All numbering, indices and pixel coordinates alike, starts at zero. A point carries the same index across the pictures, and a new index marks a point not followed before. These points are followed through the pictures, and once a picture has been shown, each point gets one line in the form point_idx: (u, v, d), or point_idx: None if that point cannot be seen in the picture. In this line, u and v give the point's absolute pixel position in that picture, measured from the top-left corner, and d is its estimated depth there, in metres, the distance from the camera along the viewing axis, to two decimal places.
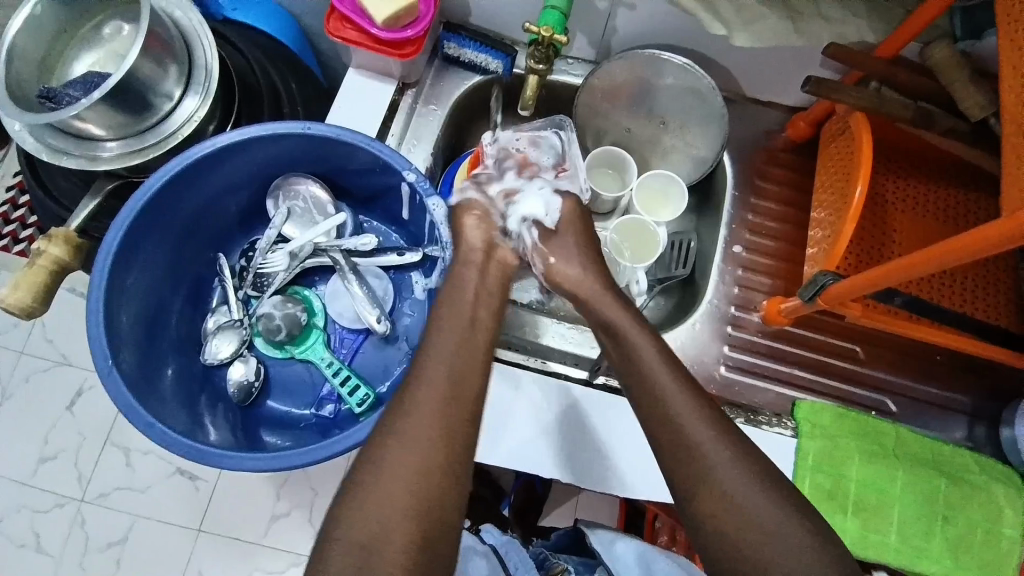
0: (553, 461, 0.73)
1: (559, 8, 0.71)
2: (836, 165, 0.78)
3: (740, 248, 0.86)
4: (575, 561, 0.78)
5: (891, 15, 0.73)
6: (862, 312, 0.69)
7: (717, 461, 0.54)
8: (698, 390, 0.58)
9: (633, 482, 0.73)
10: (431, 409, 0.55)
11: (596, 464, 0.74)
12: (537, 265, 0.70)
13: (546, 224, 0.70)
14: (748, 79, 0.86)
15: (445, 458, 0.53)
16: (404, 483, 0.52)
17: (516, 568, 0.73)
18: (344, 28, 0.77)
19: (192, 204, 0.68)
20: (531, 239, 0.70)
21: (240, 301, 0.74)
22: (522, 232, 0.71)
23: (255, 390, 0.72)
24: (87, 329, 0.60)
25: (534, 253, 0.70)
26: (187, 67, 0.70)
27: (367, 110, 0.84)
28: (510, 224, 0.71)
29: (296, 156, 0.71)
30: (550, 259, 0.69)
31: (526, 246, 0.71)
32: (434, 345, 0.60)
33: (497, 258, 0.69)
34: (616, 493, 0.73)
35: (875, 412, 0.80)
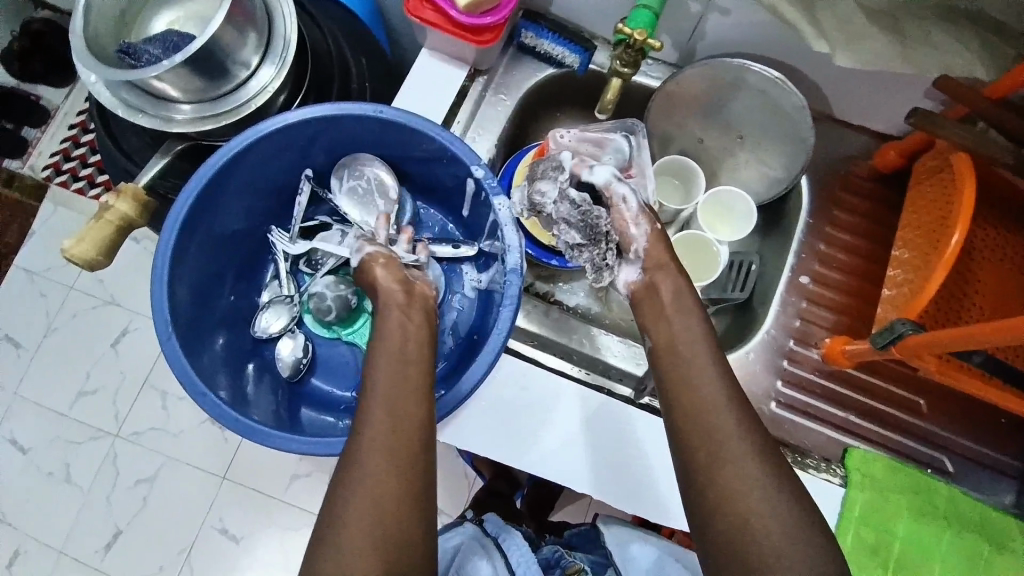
0: (591, 477, 0.70)
1: (651, 8, 0.67)
2: (929, 205, 0.73)
3: (807, 278, 0.81)
4: (591, 559, 0.77)
5: (1006, 51, 0.66)
6: (940, 370, 0.65)
7: (749, 513, 0.50)
8: (734, 435, 0.53)
9: (671, 509, 0.70)
10: (389, 410, 0.51)
11: (635, 485, 0.71)
12: (641, 228, 0.68)
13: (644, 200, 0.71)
14: (837, 100, 0.80)
15: (422, 464, 0.50)
16: (373, 493, 0.47)
17: (518, 563, 0.72)
18: (423, 9, 0.75)
19: (260, 175, 0.68)
20: (635, 201, 0.69)
21: (292, 275, 0.73)
22: (625, 195, 0.69)
23: (302, 367, 0.70)
24: (151, 294, 0.60)
25: (641, 214, 0.68)
26: (266, 37, 0.70)
27: (436, 93, 0.82)
28: (569, 194, 0.71)
29: (363, 137, 0.69)
30: (658, 226, 0.68)
31: (633, 206, 0.68)
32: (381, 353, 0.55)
33: (418, 294, 0.62)
34: (657, 519, 0.70)
35: (928, 469, 0.75)
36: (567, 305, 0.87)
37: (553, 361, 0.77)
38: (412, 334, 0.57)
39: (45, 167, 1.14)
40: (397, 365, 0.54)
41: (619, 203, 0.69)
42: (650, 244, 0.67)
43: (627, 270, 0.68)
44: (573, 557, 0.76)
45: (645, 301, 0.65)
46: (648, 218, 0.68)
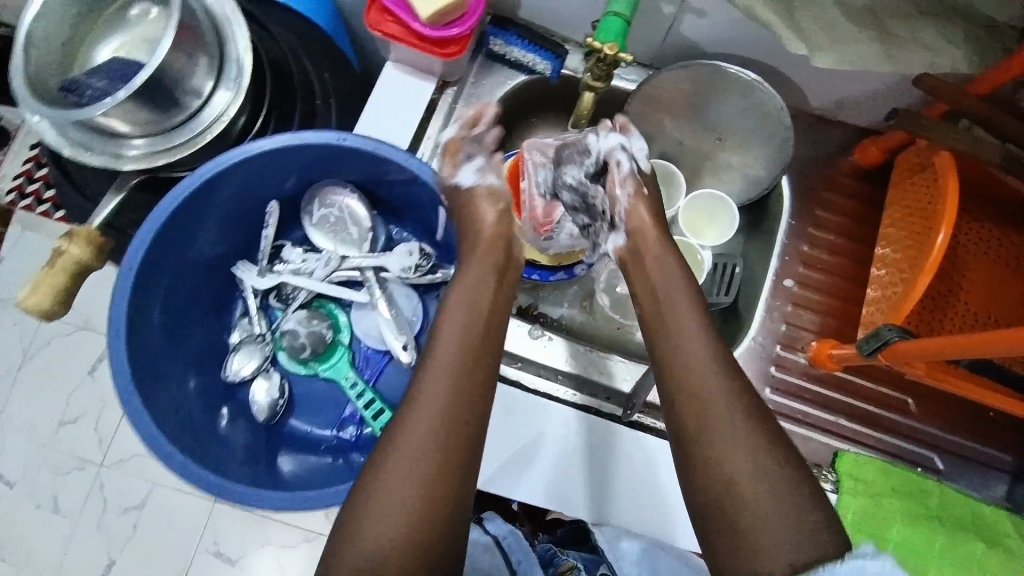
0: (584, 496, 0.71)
1: (622, 16, 0.64)
2: (916, 203, 0.72)
3: (791, 281, 0.80)
4: (584, 557, 0.72)
5: (988, 49, 0.64)
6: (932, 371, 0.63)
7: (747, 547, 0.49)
8: (729, 464, 0.52)
9: (663, 520, 0.71)
10: (448, 422, 0.52)
11: (628, 501, 0.72)
12: (627, 191, 0.69)
13: (641, 167, 0.71)
14: (816, 98, 0.78)
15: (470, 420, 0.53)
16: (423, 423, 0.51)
17: (519, 564, 0.65)
18: (386, 22, 0.72)
19: (219, 213, 0.64)
20: (628, 167, 0.69)
21: (262, 311, 0.69)
22: (621, 161, 0.69)
23: (279, 408, 0.67)
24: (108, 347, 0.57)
25: (630, 177, 0.69)
26: (218, 62, 0.66)
27: (405, 111, 0.79)
28: (565, 183, 0.69)
29: (329, 166, 0.66)
30: (644, 191, 0.69)
31: (624, 170, 0.69)
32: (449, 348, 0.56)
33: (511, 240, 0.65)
34: (651, 532, 0.71)
35: (918, 468, 0.75)
36: (551, 317, 0.84)
37: (540, 382, 0.76)
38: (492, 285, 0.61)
39: (9, 191, 1.06)
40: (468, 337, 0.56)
41: (611, 171, 0.69)
42: (631, 209, 0.68)
43: (612, 236, 0.69)
44: (567, 555, 0.70)
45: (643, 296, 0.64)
46: (636, 184, 0.69)
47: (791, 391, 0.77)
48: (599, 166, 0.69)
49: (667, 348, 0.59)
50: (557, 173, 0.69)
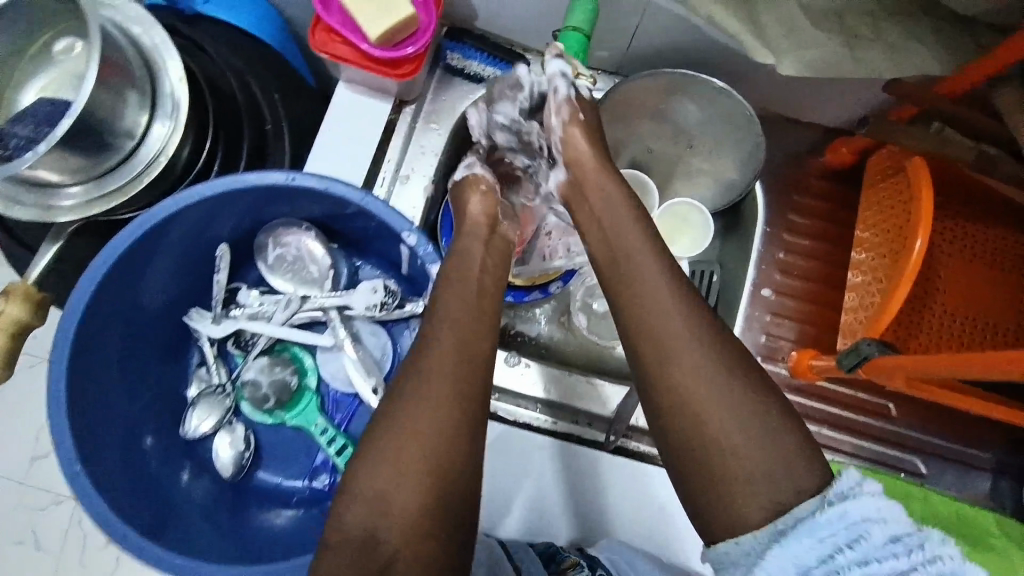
0: (574, 520, 0.70)
1: (580, 31, 0.61)
2: (890, 207, 0.70)
3: (769, 290, 0.79)
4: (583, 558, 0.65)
5: (963, 48, 0.61)
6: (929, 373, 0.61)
7: None
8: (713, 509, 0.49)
9: (658, 535, 0.70)
10: (442, 441, 0.52)
11: (622, 517, 0.70)
12: (562, 119, 0.61)
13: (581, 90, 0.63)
14: (785, 101, 0.76)
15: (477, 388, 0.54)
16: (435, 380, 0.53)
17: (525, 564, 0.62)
18: (333, 42, 0.68)
19: (164, 263, 0.60)
20: (564, 91, 0.61)
21: (220, 359, 0.66)
22: (556, 87, 0.61)
23: (246, 462, 0.64)
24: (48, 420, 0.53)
25: (565, 106, 0.61)
26: (149, 100, 0.61)
27: (362, 134, 0.75)
28: (497, 123, 0.63)
29: (279, 204, 0.62)
30: (580, 117, 0.61)
31: (558, 98, 0.62)
32: (446, 368, 0.54)
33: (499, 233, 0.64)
34: (648, 546, 0.69)
35: (902, 473, 0.74)
36: (529, 335, 0.82)
37: (518, 413, 0.74)
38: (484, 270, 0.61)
39: None
40: (469, 317, 0.57)
41: (545, 100, 0.62)
42: (566, 139, 0.61)
43: (553, 173, 0.64)
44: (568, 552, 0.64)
45: (611, 276, 0.57)
46: (573, 110, 0.61)
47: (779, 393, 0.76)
48: (535, 99, 0.63)
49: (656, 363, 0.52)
50: (489, 113, 0.63)
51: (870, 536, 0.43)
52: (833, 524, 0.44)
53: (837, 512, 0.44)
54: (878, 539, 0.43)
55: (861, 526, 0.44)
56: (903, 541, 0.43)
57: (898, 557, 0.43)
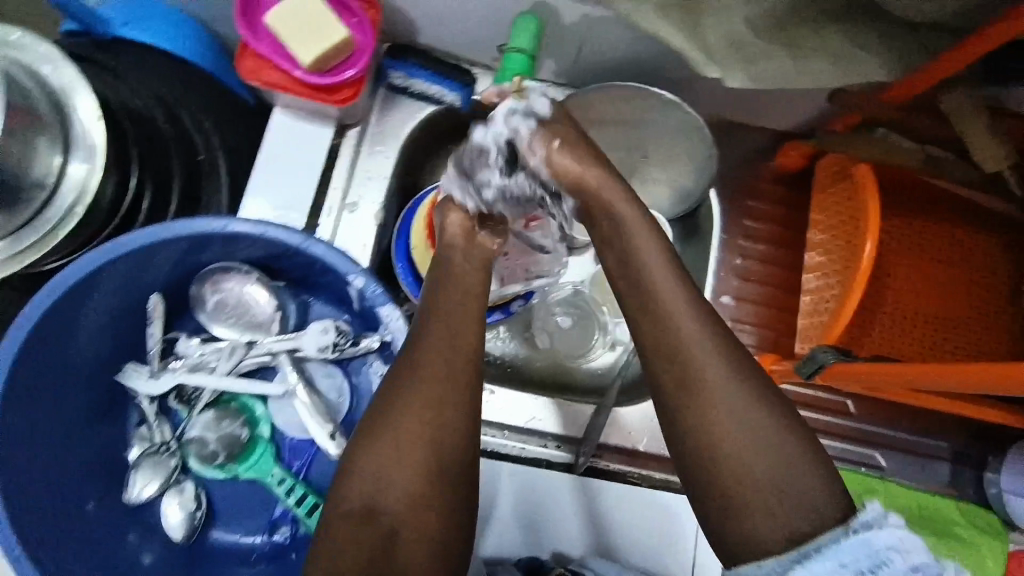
0: (557, 537, 0.68)
1: (524, 52, 0.61)
2: (840, 212, 0.71)
3: (728, 297, 0.79)
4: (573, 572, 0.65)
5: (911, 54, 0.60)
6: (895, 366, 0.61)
7: None
8: None
9: (643, 547, 0.68)
10: (429, 449, 0.50)
11: (610, 527, 0.68)
12: (540, 156, 0.56)
13: (540, 112, 0.57)
14: (735, 107, 0.75)
15: (452, 422, 0.51)
16: (413, 413, 0.51)
17: None
18: (263, 68, 0.64)
19: (92, 319, 0.56)
20: (528, 129, 0.56)
21: (162, 415, 0.62)
22: (519, 131, 0.56)
23: (198, 522, 0.61)
24: None
25: (535, 140, 0.56)
26: (59, 146, 0.56)
27: (304, 161, 0.71)
28: (489, 200, 0.59)
29: (212, 249, 0.58)
30: (557, 142, 0.55)
31: (522, 139, 0.56)
32: (411, 404, 0.51)
33: (471, 252, 0.59)
34: (635, 559, 0.68)
35: (863, 468, 0.76)
36: (494, 357, 0.80)
37: (486, 442, 0.72)
38: (449, 294, 0.56)
39: None
40: (441, 354, 0.53)
41: (518, 148, 0.56)
42: (555, 170, 0.55)
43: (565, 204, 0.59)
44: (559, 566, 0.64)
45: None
46: (545, 138, 0.55)
47: None
48: (506, 151, 0.57)
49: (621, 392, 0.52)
50: (479, 196, 0.59)
51: (893, 565, 0.43)
52: (856, 551, 0.44)
53: (862, 540, 0.44)
54: (899, 566, 0.44)
55: (884, 554, 0.44)
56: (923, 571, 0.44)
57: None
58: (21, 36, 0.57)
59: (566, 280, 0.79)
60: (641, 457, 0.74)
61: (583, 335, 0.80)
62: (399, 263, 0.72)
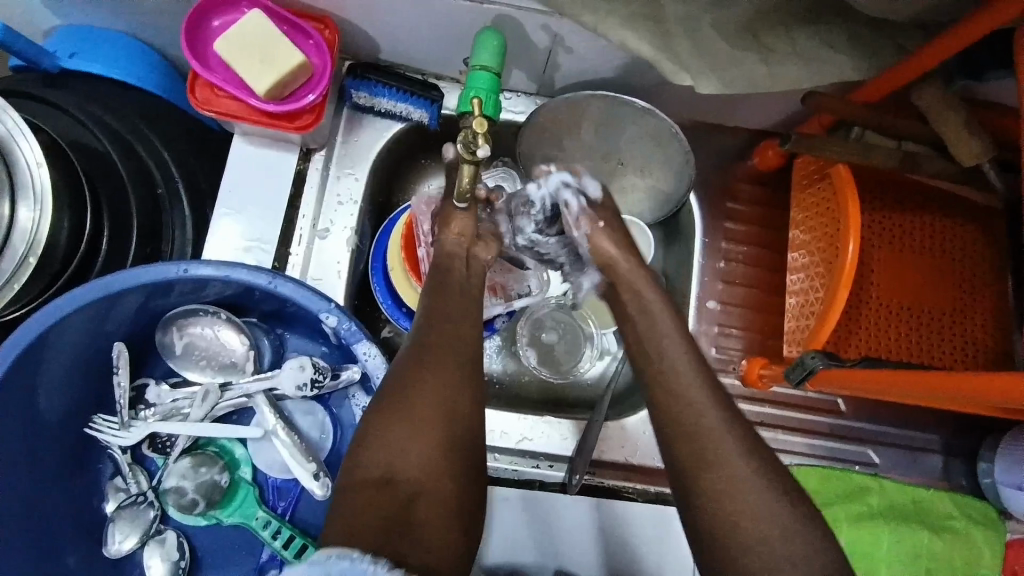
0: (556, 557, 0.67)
1: (489, 69, 0.59)
2: (821, 210, 0.70)
3: (714, 302, 0.78)
4: None
5: (880, 51, 0.59)
6: (894, 364, 0.60)
7: None
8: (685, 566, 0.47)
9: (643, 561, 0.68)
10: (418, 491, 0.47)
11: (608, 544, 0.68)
12: (583, 232, 0.62)
13: (591, 194, 0.64)
14: (709, 108, 0.74)
15: (446, 457, 0.47)
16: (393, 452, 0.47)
17: None
18: (217, 98, 0.61)
19: (51, 374, 0.54)
20: (579, 206, 0.62)
21: (137, 464, 0.60)
22: (569, 201, 0.62)
23: (183, 572, 0.59)
24: None
25: (581, 216, 0.62)
26: (4, 194, 0.53)
27: (271, 190, 0.68)
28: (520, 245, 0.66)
29: (175, 292, 0.56)
30: (601, 224, 0.62)
31: (570, 213, 0.62)
32: None
33: (446, 279, 0.58)
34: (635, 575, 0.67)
35: (858, 467, 0.76)
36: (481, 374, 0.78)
37: None
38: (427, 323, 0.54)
39: None
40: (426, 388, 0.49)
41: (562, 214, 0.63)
42: (590, 247, 0.62)
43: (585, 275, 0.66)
44: None
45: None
46: (591, 220, 0.62)
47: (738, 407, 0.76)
48: (551, 214, 0.64)
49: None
50: (513, 239, 0.66)
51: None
52: None
53: None
54: None
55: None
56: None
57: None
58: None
59: (551, 295, 0.77)
60: (635, 471, 0.73)
61: (569, 349, 0.78)
62: (376, 284, 0.70)
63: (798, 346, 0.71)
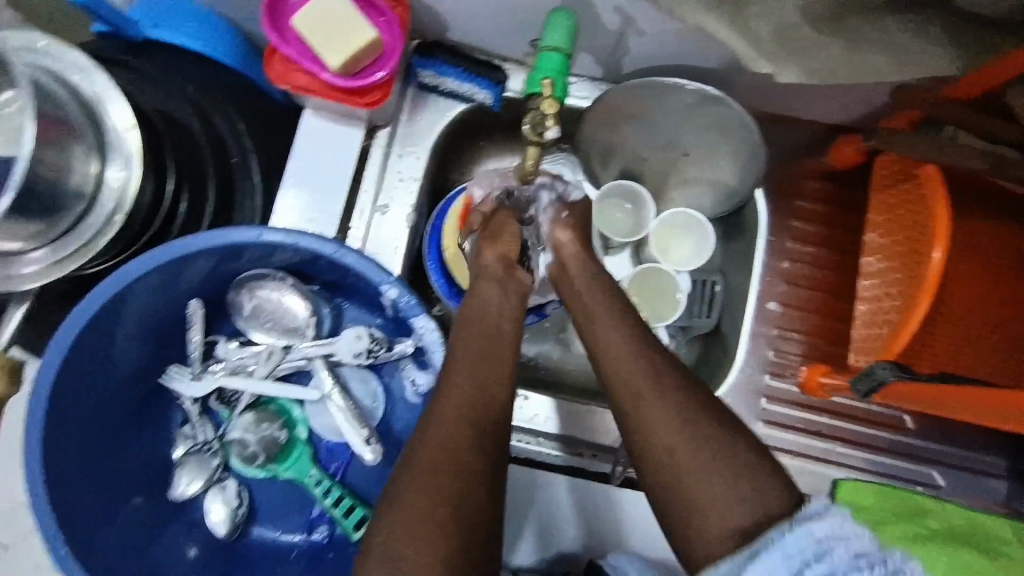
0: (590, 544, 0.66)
1: (560, 49, 0.59)
2: (903, 212, 0.66)
3: (774, 304, 0.75)
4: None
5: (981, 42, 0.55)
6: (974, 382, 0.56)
7: None
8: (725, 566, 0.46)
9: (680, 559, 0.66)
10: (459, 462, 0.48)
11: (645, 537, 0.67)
12: (548, 217, 0.65)
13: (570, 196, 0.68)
14: (784, 99, 0.71)
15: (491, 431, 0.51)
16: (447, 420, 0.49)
17: None
18: (292, 72, 0.63)
19: (132, 325, 0.58)
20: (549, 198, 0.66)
21: (204, 415, 0.65)
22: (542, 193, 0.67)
23: (241, 519, 0.63)
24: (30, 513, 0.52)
25: (551, 206, 0.65)
26: (96, 154, 0.57)
27: (336, 161, 0.70)
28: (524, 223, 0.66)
29: (249, 257, 0.59)
30: (564, 215, 0.64)
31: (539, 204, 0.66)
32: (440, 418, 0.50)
33: None
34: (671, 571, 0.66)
35: (920, 488, 0.72)
36: (526, 359, 0.79)
37: (520, 449, 0.71)
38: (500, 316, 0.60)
39: None
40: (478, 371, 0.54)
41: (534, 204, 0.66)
42: (550, 230, 0.64)
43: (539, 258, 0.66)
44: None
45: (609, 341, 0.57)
46: (557, 210, 0.65)
47: (792, 414, 0.73)
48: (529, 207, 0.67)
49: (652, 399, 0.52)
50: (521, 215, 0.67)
51: (834, 552, 0.42)
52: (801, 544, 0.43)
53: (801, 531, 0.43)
54: (843, 556, 0.42)
55: (826, 543, 0.42)
56: (868, 558, 0.42)
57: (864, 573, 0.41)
58: (48, 44, 0.57)
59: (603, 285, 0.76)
60: None
61: None
62: (430, 262, 0.71)
63: (866, 355, 0.67)
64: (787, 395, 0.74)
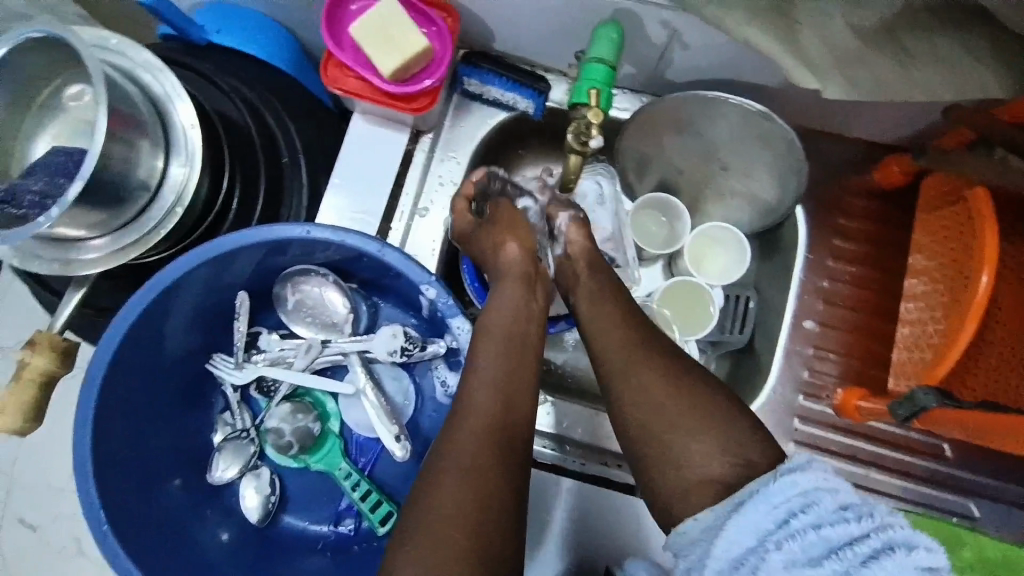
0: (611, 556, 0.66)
1: (606, 61, 0.60)
2: (950, 234, 0.65)
3: (811, 323, 0.73)
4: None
5: None
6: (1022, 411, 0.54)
7: None
8: None
9: None
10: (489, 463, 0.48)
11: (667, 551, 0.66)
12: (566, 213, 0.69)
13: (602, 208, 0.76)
14: (828, 115, 0.70)
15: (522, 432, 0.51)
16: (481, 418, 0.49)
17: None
18: (344, 77, 0.66)
19: (182, 313, 0.60)
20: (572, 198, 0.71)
21: (244, 403, 0.67)
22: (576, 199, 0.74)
23: (272, 507, 0.65)
24: (77, 488, 0.54)
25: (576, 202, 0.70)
26: (161, 151, 0.60)
27: (381, 165, 0.72)
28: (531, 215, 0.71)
29: (295, 252, 0.62)
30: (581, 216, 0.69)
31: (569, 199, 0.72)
32: None
33: None
34: None
35: (958, 520, 0.69)
36: (554, 365, 0.79)
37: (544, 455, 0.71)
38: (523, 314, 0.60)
39: None
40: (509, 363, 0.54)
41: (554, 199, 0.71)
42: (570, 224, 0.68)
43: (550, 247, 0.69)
44: None
45: (642, 350, 0.57)
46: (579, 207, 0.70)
47: (825, 436, 0.72)
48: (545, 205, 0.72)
49: (686, 410, 0.52)
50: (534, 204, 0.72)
51: (822, 502, 0.44)
52: (785, 491, 0.44)
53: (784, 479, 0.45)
54: (829, 505, 0.44)
55: (813, 493, 0.44)
56: (854, 508, 0.44)
57: (851, 523, 0.43)
58: (122, 42, 0.61)
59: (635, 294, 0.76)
60: None
61: None
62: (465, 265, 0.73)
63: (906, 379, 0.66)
64: (821, 416, 0.72)
